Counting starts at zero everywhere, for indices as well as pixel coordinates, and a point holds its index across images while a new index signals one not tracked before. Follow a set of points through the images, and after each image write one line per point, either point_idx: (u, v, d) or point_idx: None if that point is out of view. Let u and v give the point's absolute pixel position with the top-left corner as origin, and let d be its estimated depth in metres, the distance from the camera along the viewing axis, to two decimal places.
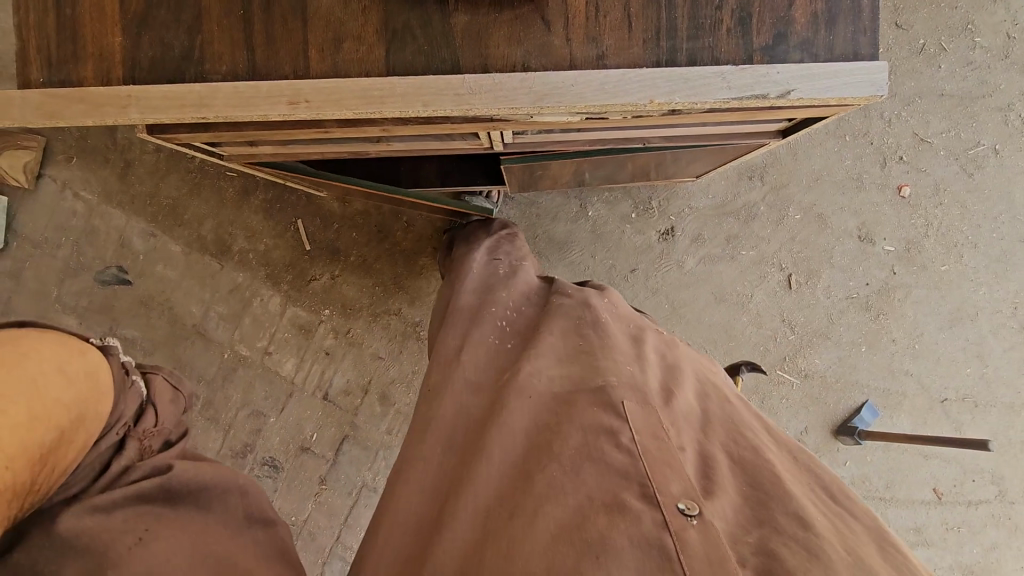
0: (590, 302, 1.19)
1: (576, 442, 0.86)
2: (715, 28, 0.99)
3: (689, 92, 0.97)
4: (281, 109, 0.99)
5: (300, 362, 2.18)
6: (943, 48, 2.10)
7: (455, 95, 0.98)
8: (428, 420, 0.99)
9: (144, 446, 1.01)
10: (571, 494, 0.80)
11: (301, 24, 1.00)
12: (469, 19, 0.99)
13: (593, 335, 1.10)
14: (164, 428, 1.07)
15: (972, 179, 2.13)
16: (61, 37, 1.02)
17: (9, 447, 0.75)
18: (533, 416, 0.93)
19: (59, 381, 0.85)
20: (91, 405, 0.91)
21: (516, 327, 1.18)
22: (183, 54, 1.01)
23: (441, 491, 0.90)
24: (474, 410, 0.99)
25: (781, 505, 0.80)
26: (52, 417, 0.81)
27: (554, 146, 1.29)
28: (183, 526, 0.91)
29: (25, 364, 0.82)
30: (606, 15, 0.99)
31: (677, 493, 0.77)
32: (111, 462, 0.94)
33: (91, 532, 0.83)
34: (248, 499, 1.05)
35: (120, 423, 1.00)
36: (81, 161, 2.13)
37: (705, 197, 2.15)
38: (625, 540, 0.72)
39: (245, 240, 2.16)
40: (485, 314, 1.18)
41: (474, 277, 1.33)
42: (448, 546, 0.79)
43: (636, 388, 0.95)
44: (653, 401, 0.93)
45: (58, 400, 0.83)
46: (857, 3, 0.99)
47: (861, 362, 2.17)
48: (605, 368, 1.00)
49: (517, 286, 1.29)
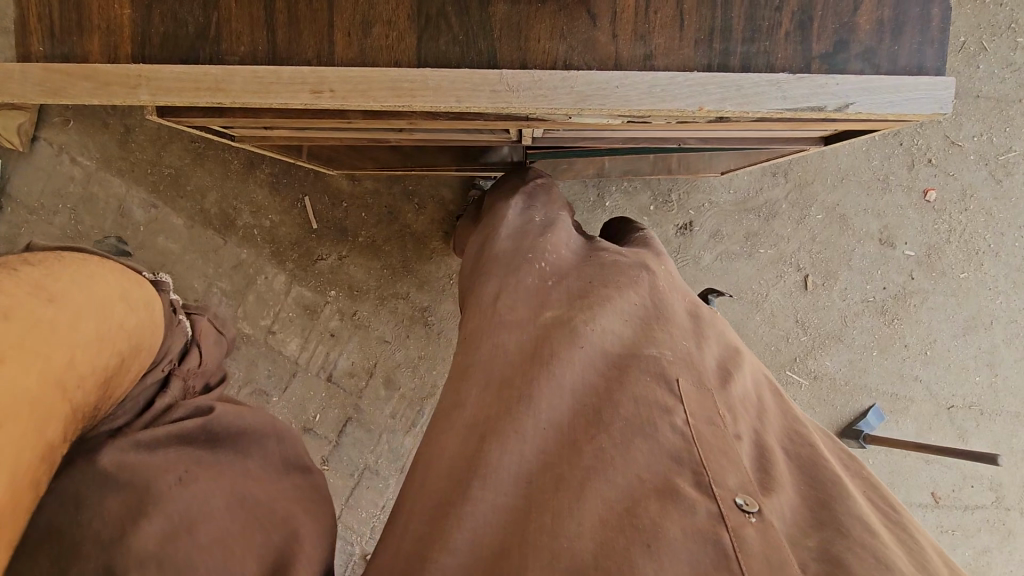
0: (650, 262, 1.06)
1: (630, 413, 0.77)
2: (773, 32, 0.92)
3: (741, 101, 0.91)
4: (303, 98, 0.92)
5: (304, 343, 2.13)
6: (983, 47, 2.02)
7: (492, 91, 0.91)
8: (466, 361, 0.88)
9: (185, 386, 0.97)
10: (620, 472, 0.72)
11: (327, 4, 0.93)
12: (510, 8, 0.92)
13: (654, 290, 0.98)
14: (203, 370, 1.04)
15: (1001, 186, 2.08)
16: (65, 6, 0.94)
17: (84, 363, 0.71)
18: (583, 373, 0.83)
19: (121, 308, 0.81)
20: (146, 337, 0.87)
21: (563, 265, 1.03)
22: (198, 32, 0.94)
23: (474, 429, 0.79)
24: (516, 348, 0.87)
25: (838, 512, 0.74)
26: (118, 347, 0.77)
27: (585, 142, 1.23)
28: (224, 472, 0.82)
29: (90, 284, 0.79)
30: (657, 12, 0.92)
31: (734, 487, 0.71)
32: (156, 398, 0.89)
33: (135, 468, 0.75)
34: (286, 445, 0.95)
35: (167, 359, 0.95)
36: (79, 125, 2.04)
37: (727, 193, 2.09)
38: (678, 530, 0.66)
39: (250, 215, 2.09)
40: (531, 252, 1.05)
41: (510, 223, 1.16)
42: (479, 508, 0.71)
43: (692, 366, 0.87)
44: (708, 383, 0.85)
45: (121, 327, 0.80)
46: (926, 12, 0.92)
47: (872, 367, 2.15)
48: (663, 335, 0.90)
49: (563, 228, 1.15)
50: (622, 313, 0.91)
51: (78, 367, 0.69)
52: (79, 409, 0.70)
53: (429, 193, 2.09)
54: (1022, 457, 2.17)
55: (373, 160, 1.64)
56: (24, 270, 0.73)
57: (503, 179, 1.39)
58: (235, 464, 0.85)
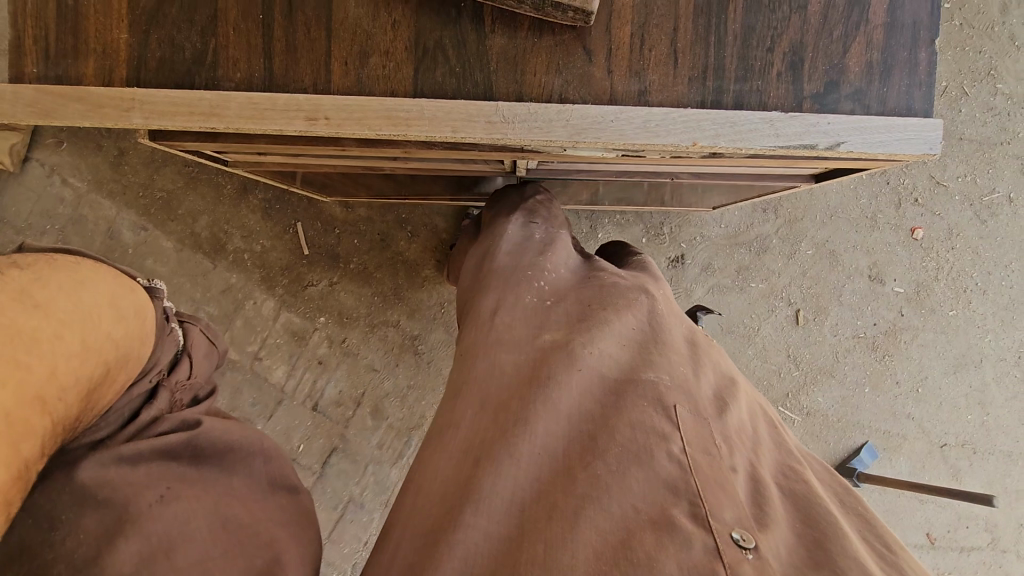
0: (648, 285, 1.04)
1: (626, 439, 0.75)
2: (765, 71, 0.93)
3: (734, 137, 0.92)
4: (297, 125, 0.92)
5: (291, 370, 2.09)
6: (965, 92, 2.08)
7: (488, 122, 0.91)
8: (460, 381, 0.86)
9: (173, 399, 0.92)
10: (615, 501, 0.69)
11: (325, 34, 0.93)
12: (506, 42, 0.93)
13: (653, 314, 0.95)
14: (193, 382, 0.99)
15: (986, 225, 2.12)
16: (62, 30, 0.94)
17: (64, 376, 0.67)
18: (579, 397, 0.80)
19: (110, 316, 0.77)
20: (136, 346, 0.83)
21: (562, 286, 1.00)
22: (195, 58, 0.94)
23: (468, 452, 0.77)
24: (512, 369, 0.84)
25: (838, 546, 0.71)
26: (104, 357, 0.74)
27: (579, 174, 1.23)
28: (207, 489, 0.79)
29: (80, 289, 0.75)
30: (652, 49, 0.93)
31: (730, 522, 0.69)
32: (142, 409, 0.84)
33: (115, 483, 0.72)
34: (272, 465, 0.91)
35: (155, 370, 0.90)
36: (72, 146, 2.03)
37: (718, 227, 2.11)
38: (674, 564, 0.63)
39: (241, 239, 2.07)
40: (530, 272, 1.02)
41: (509, 238, 1.12)
42: (470, 537, 0.68)
43: (691, 391, 0.84)
44: (705, 411, 0.83)
45: (109, 335, 0.76)
46: (914, 56, 0.94)
47: (864, 403, 2.14)
48: (662, 359, 0.87)
49: (561, 247, 1.12)
50: (620, 337, 0.88)
51: (57, 381, 0.66)
52: (59, 423, 0.67)
53: (423, 221, 2.08)
54: (1017, 497, 2.15)
55: (367, 187, 1.64)
56: (12, 274, 0.69)
57: (503, 195, 1.33)
58: (220, 482, 0.81)
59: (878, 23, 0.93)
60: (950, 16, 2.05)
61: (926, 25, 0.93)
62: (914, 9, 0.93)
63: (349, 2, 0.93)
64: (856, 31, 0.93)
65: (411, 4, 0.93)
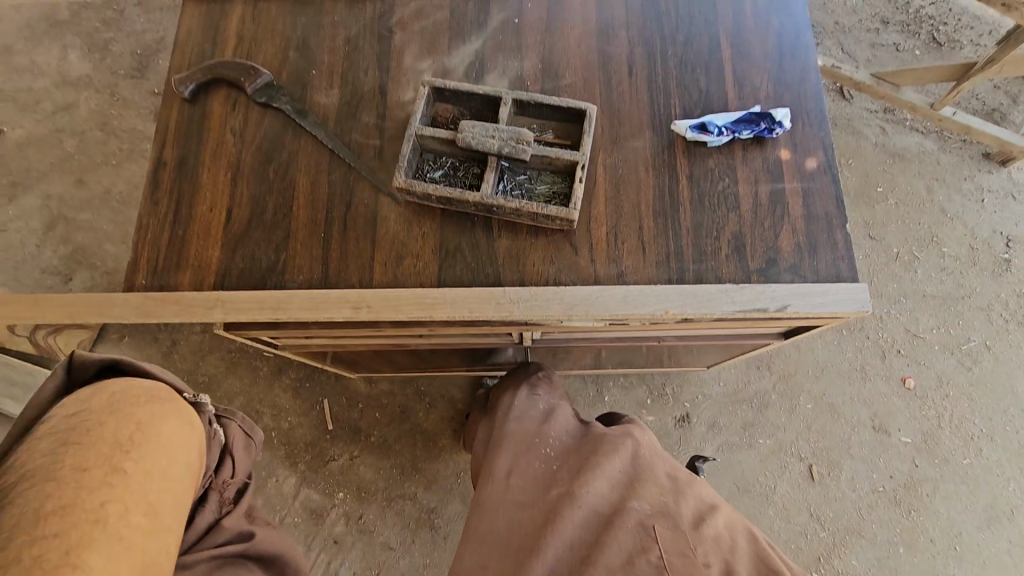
0: (638, 431, 1.15)
1: (614, 558, 0.86)
2: (716, 254, 1.18)
3: (698, 305, 1.13)
4: (345, 312, 1.14)
5: (307, 551, 2.07)
6: (916, 256, 2.36)
7: (498, 304, 1.14)
8: (477, 530, 1.00)
9: (221, 500, 1.03)
10: None
11: (370, 244, 1.21)
12: (510, 242, 1.19)
13: (641, 455, 1.05)
14: (236, 479, 1.07)
15: (973, 372, 2.23)
16: (169, 250, 1.22)
17: (158, 515, 0.78)
18: (575, 529, 0.91)
19: (163, 442, 0.83)
20: (193, 451, 0.89)
21: (562, 443, 1.13)
22: (269, 266, 1.20)
23: None
24: (521, 520, 0.98)
25: None
26: (169, 476, 0.82)
27: (579, 341, 1.42)
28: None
29: (128, 435, 0.81)
30: (624, 242, 1.19)
31: None
32: (198, 518, 0.97)
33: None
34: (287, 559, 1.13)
35: (207, 477, 0.99)
36: (132, 339, 2.30)
37: (718, 385, 2.23)
38: None
39: (270, 417, 2.22)
40: (533, 435, 1.15)
41: (516, 410, 1.25)
42: None
43: (673, 511, 0.93)
44: (690, 527, 0.91)
45: (174, 457, 0.84)
46: (832, 237, 1.19)
47: (903, 565, 2.03)
48: (648, 489, 0.97)
49: (560, 412, 1.25)
50: (612, 469, 1.00)
51: (160, 523, 0.78)
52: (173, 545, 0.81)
53: (440, 392, 2.23)
54: None
55: (392, 362, 1.83)
56: (64, 458, 0.76)
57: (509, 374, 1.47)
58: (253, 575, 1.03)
59: (798, 215, 1.20)
60: (885, 197, 2.43)
61: (836, 215, 1.20)
62: (824, 204, 1.21)
63: (390, 221, 1.22)
64: (782, 221, 1.20)
65: (437, 219, 1.21)
